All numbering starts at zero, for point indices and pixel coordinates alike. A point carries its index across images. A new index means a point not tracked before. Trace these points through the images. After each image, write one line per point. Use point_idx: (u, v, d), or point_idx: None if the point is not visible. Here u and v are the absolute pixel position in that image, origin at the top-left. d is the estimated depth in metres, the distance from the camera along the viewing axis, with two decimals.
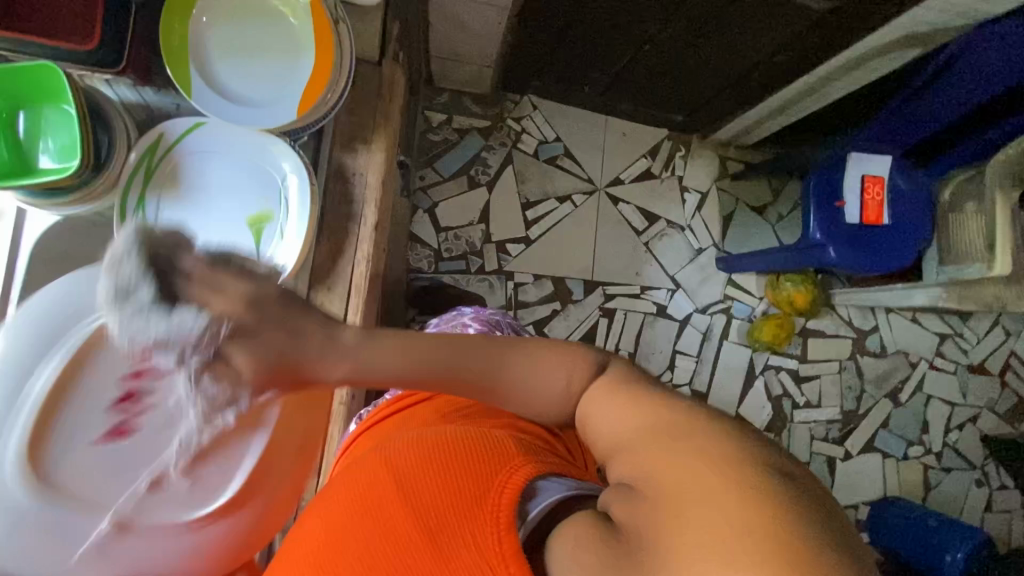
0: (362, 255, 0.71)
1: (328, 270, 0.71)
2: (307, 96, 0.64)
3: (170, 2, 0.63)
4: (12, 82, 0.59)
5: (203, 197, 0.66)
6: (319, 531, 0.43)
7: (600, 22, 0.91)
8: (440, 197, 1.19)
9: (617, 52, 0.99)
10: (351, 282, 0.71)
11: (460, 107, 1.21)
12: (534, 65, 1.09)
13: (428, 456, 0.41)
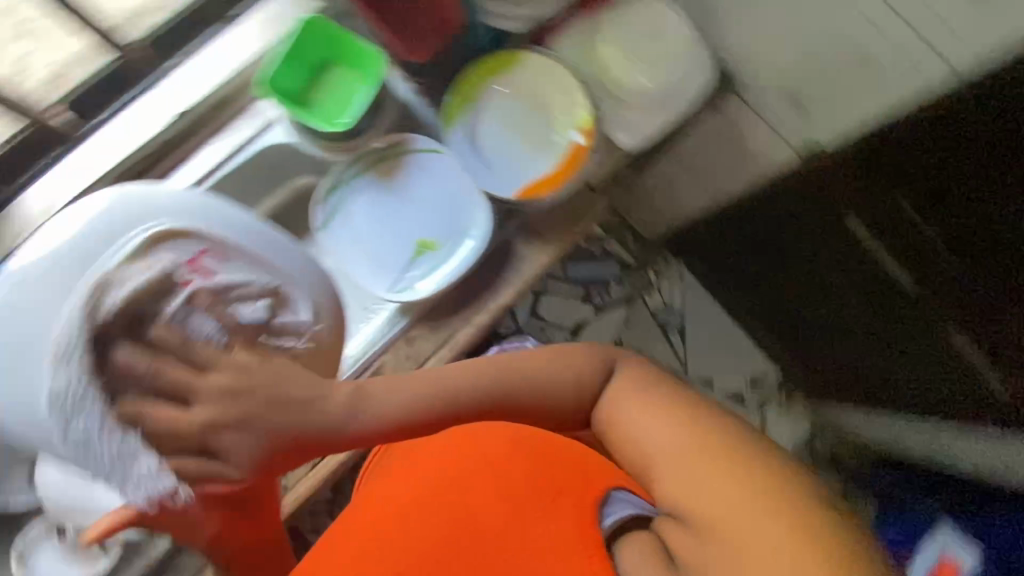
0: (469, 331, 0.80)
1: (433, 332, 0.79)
2: (534, 186, 0.76)
3: (481, 69, 0.77)
4: (324, 48, 0.73)
5: (399, 197, 0.79)
6: (428, 510, 0.57)
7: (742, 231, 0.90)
8: (551, 292, 1.07)
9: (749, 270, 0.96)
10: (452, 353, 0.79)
11: (620, 236, 1.10)
12: (690, 241, 1.02)
13: (522, 465, 0.57)
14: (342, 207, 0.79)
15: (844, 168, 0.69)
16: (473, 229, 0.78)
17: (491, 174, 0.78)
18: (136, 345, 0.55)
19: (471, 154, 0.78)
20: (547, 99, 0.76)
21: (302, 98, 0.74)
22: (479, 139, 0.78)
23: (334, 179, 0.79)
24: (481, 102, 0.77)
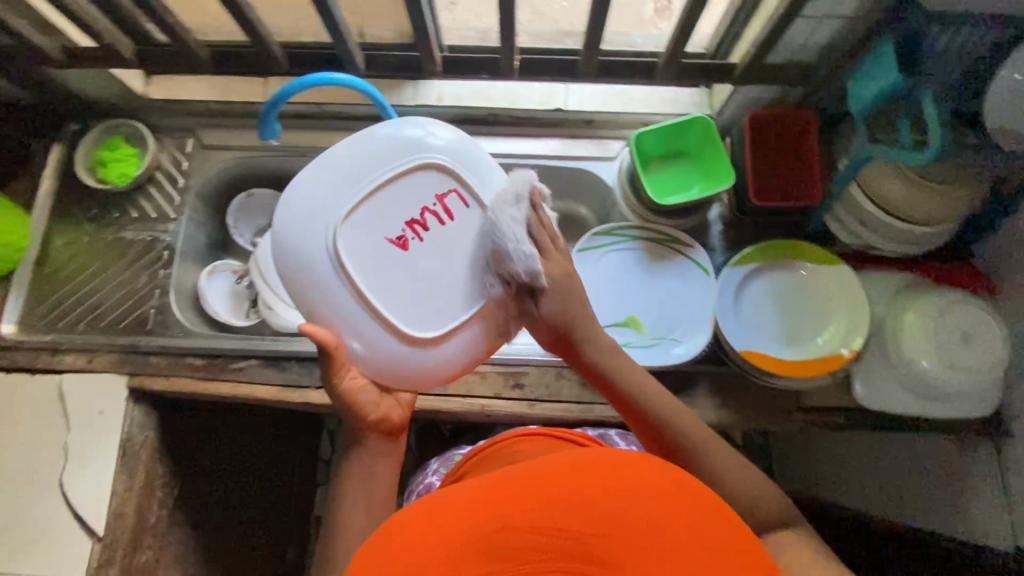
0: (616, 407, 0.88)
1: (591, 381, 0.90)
2: (767, 357, 0.82)
3: (807, 246, 0.86)
4: (691, 143, 0.90)
5: (649, 277, 0.92)
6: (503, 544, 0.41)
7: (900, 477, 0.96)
8: None
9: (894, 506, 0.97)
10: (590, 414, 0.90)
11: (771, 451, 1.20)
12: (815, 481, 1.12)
13: (641, 513, 0.42)
14: (607, 247, 0.93)
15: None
16: (687, 343, 0.86)
17: (739, 320, 0.85)
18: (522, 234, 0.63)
19: (733, 294, 0.86)
20: (827, 302, 0.84)
21: (652, 162, 0.92)
22: (750, 285, 0.87)
23: (613, 230, 0.93)
24: (768, 262, 0.86)
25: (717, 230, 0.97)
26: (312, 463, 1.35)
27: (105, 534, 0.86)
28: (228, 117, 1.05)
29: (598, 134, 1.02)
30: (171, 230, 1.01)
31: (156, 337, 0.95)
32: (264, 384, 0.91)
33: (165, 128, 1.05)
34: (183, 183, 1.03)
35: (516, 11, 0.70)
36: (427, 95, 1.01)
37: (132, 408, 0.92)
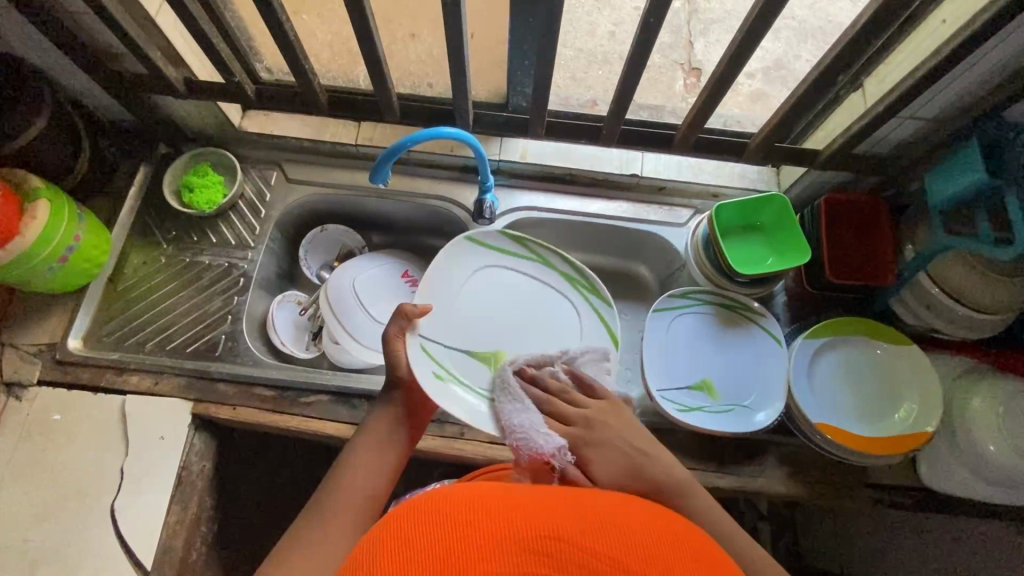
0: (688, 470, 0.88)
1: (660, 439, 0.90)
2: (833, 429, 0.84)
3: (881, 328, 0.89)
4: (766, 220, 0.96)
5: (722, 343, 0.94)
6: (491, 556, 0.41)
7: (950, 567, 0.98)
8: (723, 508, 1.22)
9: None
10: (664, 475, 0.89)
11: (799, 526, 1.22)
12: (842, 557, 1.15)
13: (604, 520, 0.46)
14: (684, 309, 0.96)
15: None
16: (763, 411, 0.88)
17: (810, 393, 0.87)
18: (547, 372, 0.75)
19: (806, 367, 0.89)
20: (900, 385, 0.86)
21: (729, 234, 0.96)
22: (823, 360, 0.89)
23: (690, 293, 0.96)
24: (842, 338, 0.89)
25: (780, 301, 1.02)
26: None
27: (152, 568, 0.82)
28: (316, 155, 1.09)
29: (669, 202, 1.07)
30: (248, 258, 1.03)
31: (226, 363, 0.94)
32: (332, 420, 0.90)
33: (253, 160, 1.08)
34: (265, 214, 1.06)
35: (633, 88, 0.76)
36: (511, 151, 1.07)
37: (193, 435, 0.90)
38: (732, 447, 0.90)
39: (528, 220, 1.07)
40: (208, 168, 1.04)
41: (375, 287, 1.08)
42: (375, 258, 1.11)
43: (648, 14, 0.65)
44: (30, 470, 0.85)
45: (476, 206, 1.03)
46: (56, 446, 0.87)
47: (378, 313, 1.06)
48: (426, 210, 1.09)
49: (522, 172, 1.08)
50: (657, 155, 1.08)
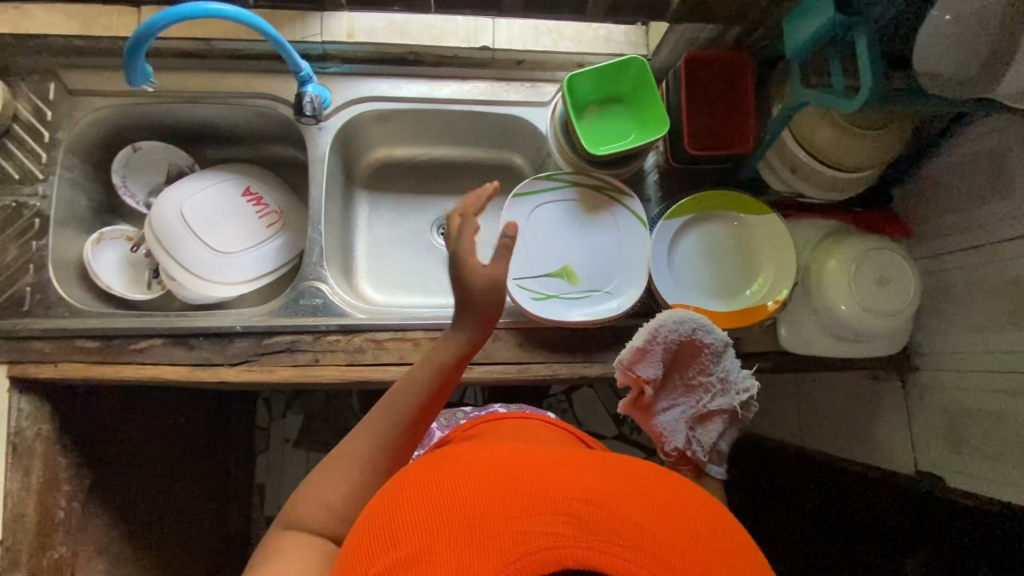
0: (555, 367, 0.87)
1: (528, 341, 0.88)
2: (693, 309, 0.82)
3: (742, 198, 0.84)
4: (626, 88, 0.85)
5: (594, 228, 0.88)
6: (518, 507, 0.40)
7: (821, 415, 1.06)
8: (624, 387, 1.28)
9: (811, 430, 1.09)
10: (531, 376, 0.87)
11: None
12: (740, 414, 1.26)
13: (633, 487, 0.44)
14: (559, 195, 0.87)
15: (939, 448, 0.86)
16: (620, 297, 0.85)
17: (672, 276, 0.84)
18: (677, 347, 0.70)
19: (666, 249, 0.85)
20: (758, 259, 0.84)
21: (586, 108, 0.87)
22: (685, 239, 0.85)
23: (553, 175, 0.87)
24: (703, 214, 0.85)
25: (652, 180, 0.95)
26: (254, 432, 1.39)
27: (4, 537, 0.79)
28: (97, 56, 0.89)
29: (530, 77, 0.95)
30: (39, 194, 0.86)
31: (37, 318, 0.83)
32: (171, 365, 0.82)
33: (21, 71, 0.88)
34: (50, 136, 0.88)
35: None
36: (335, 30, 0.90)
37: (20, 399, 0.82)
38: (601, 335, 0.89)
39: (372, 113, 0.93)
40: None
41: (210, 209, 0.95)
42: (206, 176, 0.97)
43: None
44: None
45: (295, 102, 0.85)
46: None
47: (216, 238, 0.94)
48: (250, 113, 0.93)
49: (356, 54, 0.92)
50: (510, 21, 0.93)
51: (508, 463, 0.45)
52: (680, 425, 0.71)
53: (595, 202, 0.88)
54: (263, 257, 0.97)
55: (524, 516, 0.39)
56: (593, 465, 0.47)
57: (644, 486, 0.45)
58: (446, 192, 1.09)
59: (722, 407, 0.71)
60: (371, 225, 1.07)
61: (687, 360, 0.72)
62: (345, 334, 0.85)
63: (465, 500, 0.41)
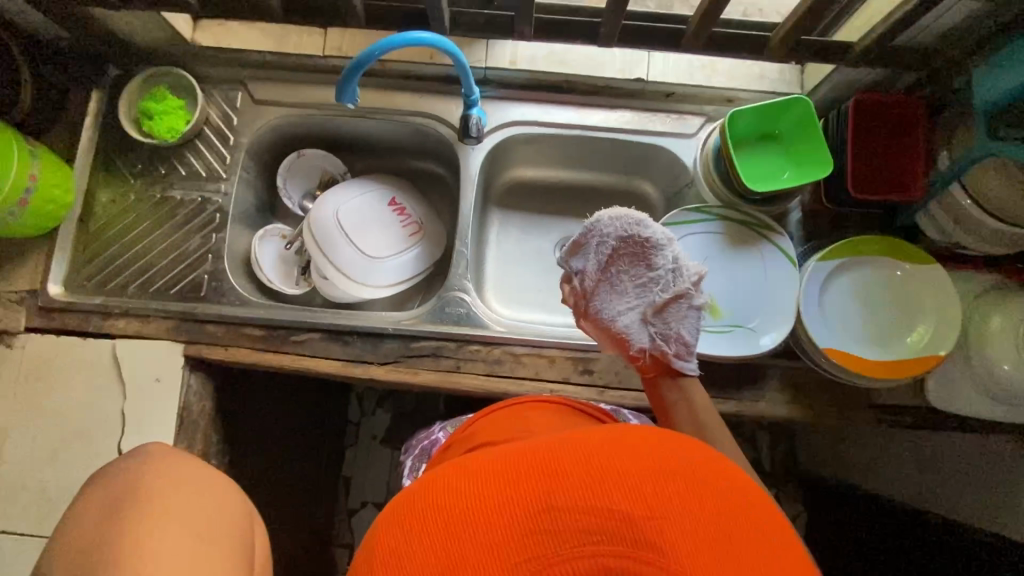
0: None
1: None
2: (845, 356, 0.81)
3: (903, 247, 0.82)
4: (784, 128, 0.86)
5: (740, 263, 0.87)
6: (527, 511, 0.39)
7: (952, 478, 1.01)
8: None
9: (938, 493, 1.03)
10: None
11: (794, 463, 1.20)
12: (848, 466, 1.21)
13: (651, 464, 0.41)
14: (707, 227, 0.88)
15: None
16: (767, 334, 0.84)
17: (822, 321, 0.83)
18: (629, 254, 0.82)
19: (818, 291, 0.84)
20: (917, 307, 0.82)
21: (742, 143, 0.87)
22: (837, 283, 0.84)
23: (702, 207, 0.88)
24: (860, 259, 0.83)
25: (796, 220, 0.93)
26: (348, 426, 1.46)
27: None
28: (282, 70, 0.97)
29: (678, 109, 0.96)
30: (222, 192, 0.96)
31: (212, 303, 0.91)
32: (326, 358, 0.88)
33: (214, 79, 0.98)
34: (234, 140, 0.97)
35: None
36: (499, 58, 0.96)
37: (190, 375, 0.90)
38: (734, 371, 0.88)
39: (521, 136, 0.98)
40: (165, 91, 0.95)
41: (361, 217, 1.02)
42: (361, 186, 1.04)
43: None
44: (33, 415, 0.87)
45: (461, 123, 0.90)
46: (57, 390, 0.88)
47: (364, 244, 1.00)
48: (409, 129, 1.00)
49: (513, 80, 0.97)
50: (666, 55, 0.96)
51: (482, 480, 0.42)
52: (639, 324, 0.80)
53: (741, 237, 0.88)
54: (403, 265, 1.02)
55: (535, 520, 0.38)
56: (606, 444, 0.43)
57: (663, 458, 0.42)
58: (570, 215, 1.12)
59: (674, 293, 0.79)
60: (497, 242, 1.11)
61: (638, 268, 0.82)
62: (485, 345, 0.89)
63: (442, 544, 0.39)
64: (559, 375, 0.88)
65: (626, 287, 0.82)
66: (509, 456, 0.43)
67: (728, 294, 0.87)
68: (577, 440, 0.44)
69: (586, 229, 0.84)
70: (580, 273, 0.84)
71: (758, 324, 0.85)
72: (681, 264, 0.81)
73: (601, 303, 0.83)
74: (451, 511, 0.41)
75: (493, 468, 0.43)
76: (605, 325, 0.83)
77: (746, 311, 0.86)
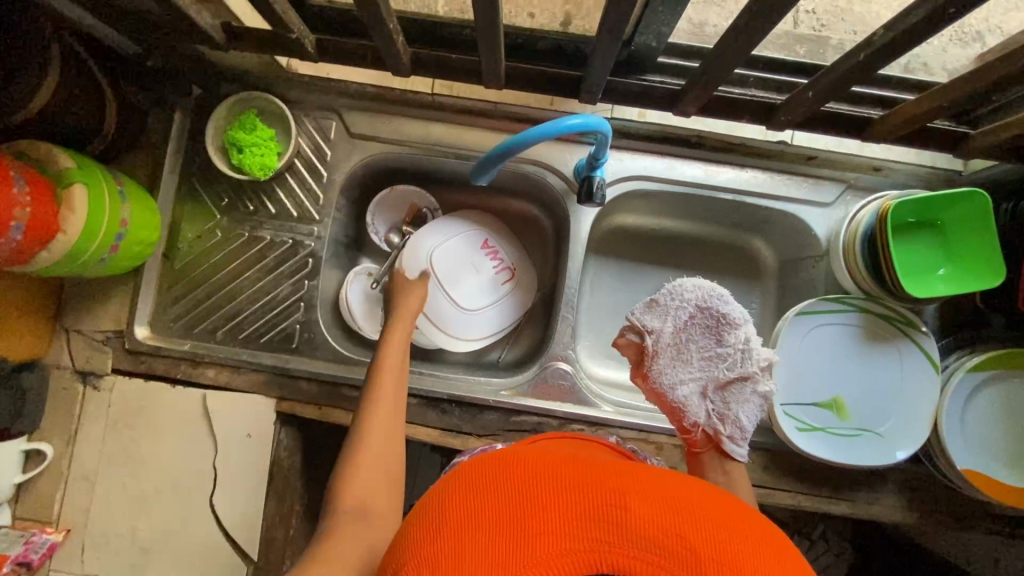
0: (800, 499, 0.83)
1: (775, 465, 0.83)
2: (984, 479, 0.75)
3: None
4: (953, 220, 0.77)
5: (873, 361, 0.81)
6: (586, 502, 0.42)
7: None
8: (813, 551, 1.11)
9: None
10: (776, 503, 0.83)
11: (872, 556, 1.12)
12: None
13: (708, 507, 0.44)
14: (842, 320, 0.81)
15: None
16: (897, 443, 0.78)
17: (963, 437, 0.77)
18: (698, 324, 0.75)
19: (962, 403, 0.78)
20: None
21: (899, 229, 0.78)
22: (983, 396, 0.78)
23: (841, 297, 0.80)
24: (1011, 371, 0.77)
25: (931, 312, 0.84)
26: None
27: (258, 558, 0.84)
28: (382, 101, 0.88)
29: (817, 175, 0.87)
30: (315, 234, 0.89)
31: (306, 357, 0.87)
32: (424, 425, 0.85)
33: (306, 106, 0.89)
34: (327, 176, 0.89)
35: (861, 72, 0.54)
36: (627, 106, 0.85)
37: (281, 431, 0.86)
38: (851, 472, 0.83)
39: (636, 191, 0.89)
40: (254, 119, 0.85)
41: (455, 261, 0.95)
42: (453, 227, 0.97)
43: (952, 1, 0.43)
44: (122, 463, 0.85)
45: (584, 186, 0.81)
46: (145, 437, 0.85)
47: (456, 291, 0.94)
48: (513, 174, 0.91)
49: (636, 130, 0.87)
50: None
51: (556, 467, 0.45)
52: (697, 402, 0.72)
53: (879, 333, 0.81)
54: (496, 315, 0.96)
55: (593, 515, 0.41)
56: (667, 482, 0.46)
57: (713, 504, 0.45)
58: (669, 267, 1.04)
59: (742, 376, 0.72)
60: (589, 290, 1.04)
61: (706, 339, 0.74)
62: (590, 424, 0.84)
63: (505, 511, 0.42)
64: (665, 461, 0.84)
65: (691, 358, 0.74)
66: (577, 464, 0.46)
67: (857, 394, 0.81)
68: (663, 478, 0.47)
69: (667, 290, 0.77)
70: (647, 333, 0.75)
71: (889, 432, 0.79)
72: (757, 346, 0.73)
73: (655, 371, 0.74)
74: (517, 492, 0.43)
75: (561, 468, 0.45)
76: (656, 395, 0.75)
77: (876, 415, 0.80)
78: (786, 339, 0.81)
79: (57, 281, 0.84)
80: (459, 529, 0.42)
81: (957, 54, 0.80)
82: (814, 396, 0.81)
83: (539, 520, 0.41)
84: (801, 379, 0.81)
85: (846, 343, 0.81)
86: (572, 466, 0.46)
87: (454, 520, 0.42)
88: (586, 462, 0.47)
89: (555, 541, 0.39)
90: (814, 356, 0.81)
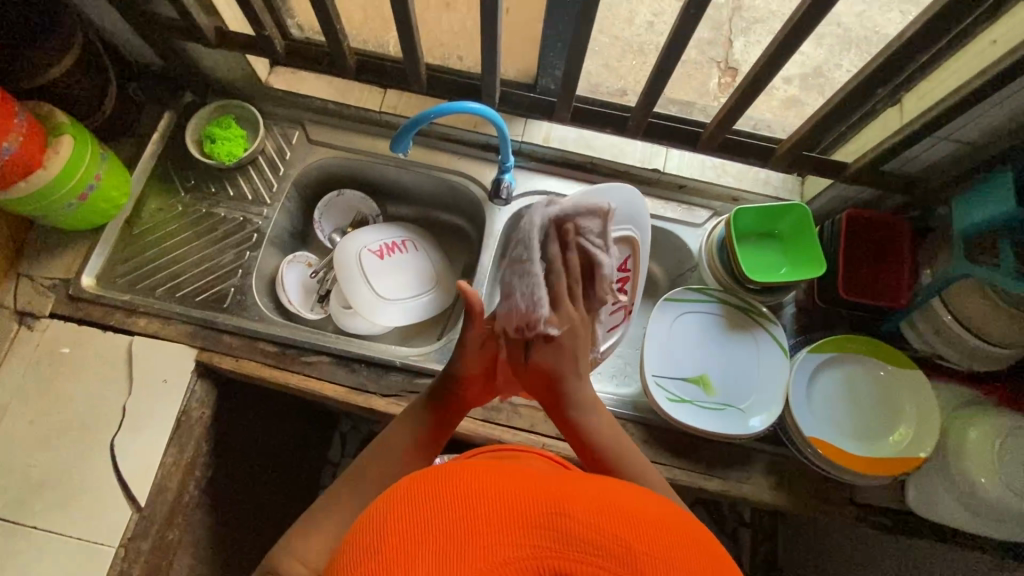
0: (673, 473, 0.89)
1: (650, 439, 0.91)
2: (830, 447, 0.84)
3: (886, 350, 0.88)
4: (784, 227, 0.94)
5: (733, 345, 0.93)
6: (527, 511, 0.39)
7: None
8: None
9: None
10: (651, 475, 0.89)
11: None
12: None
13: (652, 510, 0.43)
14: (704, 308, 0.94)
15: None
16: (755, 415, 0.87)
17: (809, 410, 0.87)
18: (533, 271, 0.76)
19: (806, 381, 0.88)
20: (898, 410, 0.86)
21: (743, 235, 0.95)
22: (823, 376, 0.89)
23: (703, 289, 0.95)
24: (845, 353, 0.89)
25: (789, 313, 0.99)
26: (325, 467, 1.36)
27: (145, 505, 0.85)
28: (339, 118, 1.08)
29: (689, 200, 1.05)
30: (263, 215, 1.03)
31: (233, 315, 0.96)
32: (331, 382, 0.92)
33: (276, 117, 1.08)
34: (284, 171, 1.06)
35: (666, 75, 0.75)
36: (534, 133, 1.06)
37: (195, 381, 0.92)
38: (722, 451, 0.91)
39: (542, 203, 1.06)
40: (231, 120, 1.04)
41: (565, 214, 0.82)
42: (388, 227, 1.10)
43: (689, 5, 0.65)
44: (36, 398, 0.88)
45: (494, 186, 1.01)
46: (64, 378, 0.90)
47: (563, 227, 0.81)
48: (443, 184, 1.09)
49: (543, 155, 1.07)
50: (683, 153, 1.06)
51: (491, 481, 0.42)
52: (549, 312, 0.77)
53: (737, 320, 0.94)
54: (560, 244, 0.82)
55: (537, 522, 0.38)
56: (611, 492, 0.44)
57: (656, 510, 0.44)
58: None
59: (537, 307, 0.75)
60: None
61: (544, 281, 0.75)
62: None
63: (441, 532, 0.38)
64: (553, 430, 0.90)
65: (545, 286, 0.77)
66: (512, 475, 0.44)
67: (721, 374, 0.92)
68: (606, 490, 0.45)
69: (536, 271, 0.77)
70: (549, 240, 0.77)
71: (749, 405, 0.89)
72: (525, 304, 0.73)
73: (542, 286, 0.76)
74: (450, 513, 0.39)
75: (490, 480, 0.42)
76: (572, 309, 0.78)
77: (736, 391, 0.90)
78: (658, 321, 0.93)
79: (26, 229, 0.95)
80: (394, 551, 0.38)
81: (787, 115, 1.04)
82: (683, 373, 0.91)
83: (474, 530, 0.38)
84: (672, 357, 0.92)
85: (709, 329, 0.94)
86: (509, 477, 0.43)
87: (392, 538, 0.38)
88: (524, 474, 0.44)
89: (503, 551, 0.37)
90: (683, 337, 0.93)
